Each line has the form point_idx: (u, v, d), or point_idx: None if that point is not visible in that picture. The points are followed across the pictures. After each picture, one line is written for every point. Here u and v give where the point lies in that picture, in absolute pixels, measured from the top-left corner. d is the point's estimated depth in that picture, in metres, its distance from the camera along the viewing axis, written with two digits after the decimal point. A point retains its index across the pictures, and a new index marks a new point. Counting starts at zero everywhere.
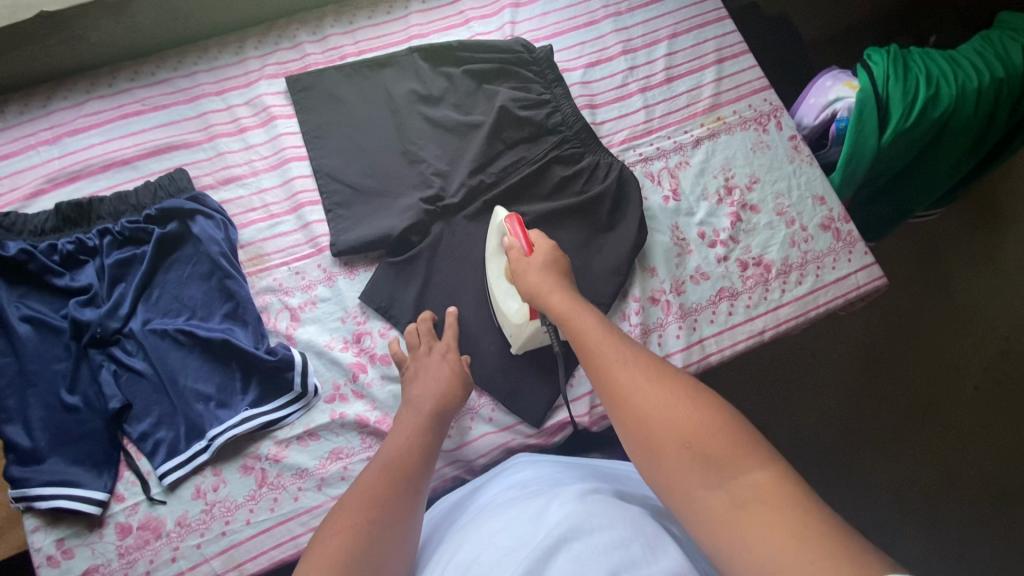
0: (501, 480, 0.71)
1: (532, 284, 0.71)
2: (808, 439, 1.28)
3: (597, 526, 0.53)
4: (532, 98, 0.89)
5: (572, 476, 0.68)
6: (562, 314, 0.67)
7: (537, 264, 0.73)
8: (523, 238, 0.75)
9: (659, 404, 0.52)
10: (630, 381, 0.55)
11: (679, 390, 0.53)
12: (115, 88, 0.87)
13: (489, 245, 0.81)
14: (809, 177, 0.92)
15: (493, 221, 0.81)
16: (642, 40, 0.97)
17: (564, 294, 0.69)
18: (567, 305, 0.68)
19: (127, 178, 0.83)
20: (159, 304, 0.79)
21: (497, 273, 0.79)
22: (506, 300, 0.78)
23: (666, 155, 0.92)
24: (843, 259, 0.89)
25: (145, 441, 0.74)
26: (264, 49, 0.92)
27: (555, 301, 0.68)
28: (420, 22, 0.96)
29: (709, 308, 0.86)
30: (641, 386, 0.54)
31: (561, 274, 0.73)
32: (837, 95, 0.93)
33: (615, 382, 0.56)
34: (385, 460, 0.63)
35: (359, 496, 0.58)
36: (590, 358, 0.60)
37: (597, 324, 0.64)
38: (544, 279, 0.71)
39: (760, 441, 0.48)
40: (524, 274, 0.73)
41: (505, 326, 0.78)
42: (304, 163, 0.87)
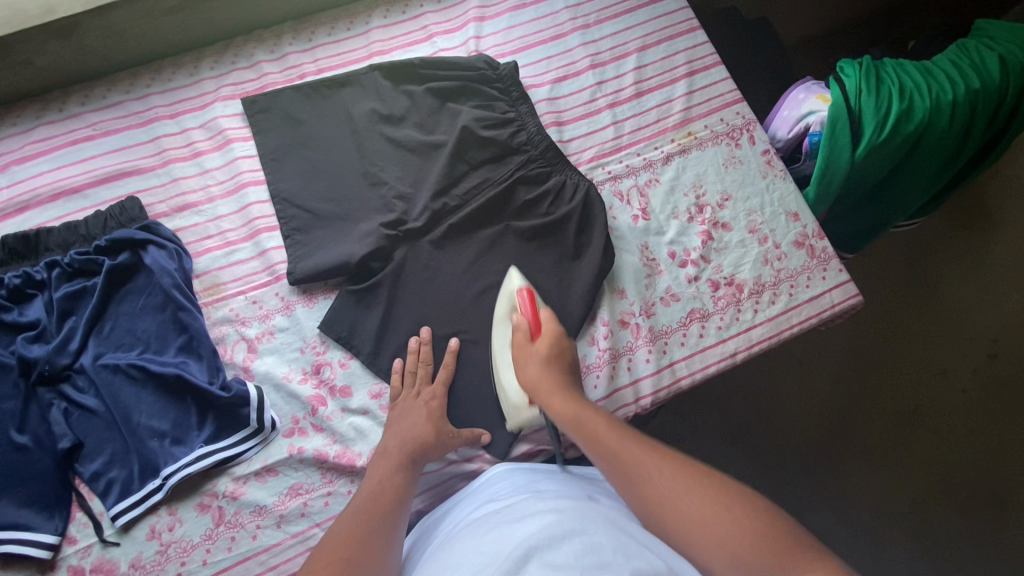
0: (476, 499, 0.68)
1: (531, 377, 0.68)
2: (791, 451, 1.27)
3: (567, 534, 0.50)
4: (496, 117, 0.87)
5: (553, 485, 0.66)
6: (569, 417, 0.63)
7: (537, 355, 0.69)
8: (532, 320, 0.71)
9: (706, 513, 0.51)
10: (667, 486, 0.54)
11: (713, 491, 0.53)
12: (65, 113, 0.85)
13: (499, 310, 0.78)
14: (781, 193, 0.90)
15: (506, 287, 0.79)
16: (611, 53, 0.95)
17: (566, 395, 0.65)
18: (571, 410, 0.64)
19: (77, 207, 0.81)
20: (111, 338, 0.76)
21: (502, 342, 0.77)
22: (505, 376, 0.75)
23: (636, 172, 0.90)
24: (818, 276, 0.87)
25: (97, 481, 0.72)
26: (220, 69, 0.89)
27: (560, 405, 0.64)
28: (382, 38, 0.93)
29: (679, 330, 0.84)
30: (681, 492, 0.53)
31: (564, 368, 0.69)
32: (810, 108, 0.90)
33: (645, 488, 0.54)
34: (363, 495, 0.63)
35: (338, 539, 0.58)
36: (617, 476, 0.57)
37: (609, 425, 0.61)
38: (545, 373, 0.68)
39: (798, 530, 0.49)
40: (524, 364, 0.70)
41: (503, 402, 0.76)
42: (261, 188, 0.84)
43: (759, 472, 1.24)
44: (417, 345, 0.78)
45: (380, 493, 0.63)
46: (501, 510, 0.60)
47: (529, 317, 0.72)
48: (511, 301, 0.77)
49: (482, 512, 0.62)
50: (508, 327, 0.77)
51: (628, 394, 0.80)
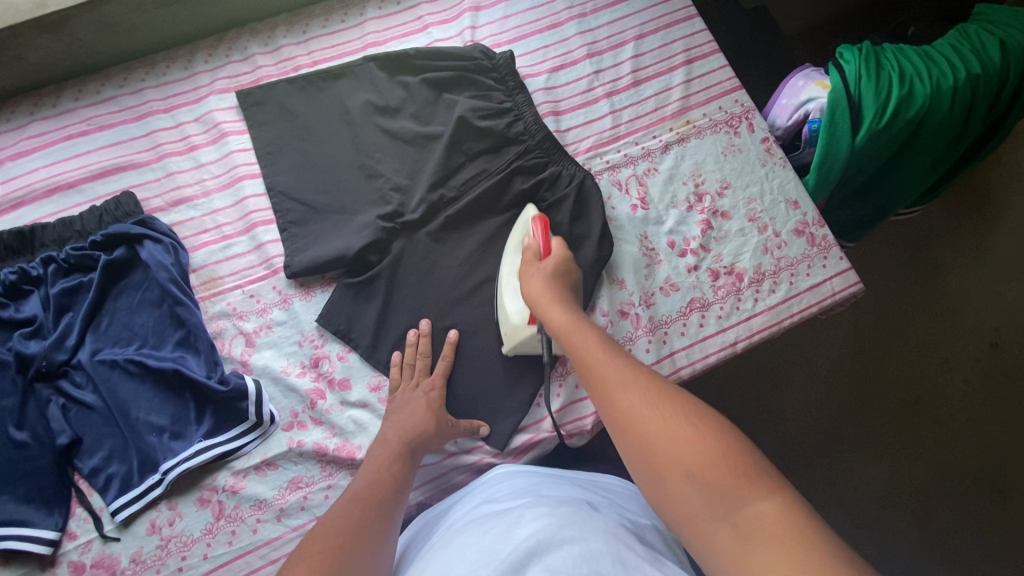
0: (474, 496, 0.69)
1: (533, 291, 0.68)
2: (793, 442, 1.27)
3: (567, 539, 0.51)
4: (493, 107, 0.86)
5: (551, 486, 0.67)
6: (562, 329, 0.63)
7: (542, 268, 0.70)
8: (541, 241, 0.73)
9: (662, 432, 0.48)
10: (629, 404, 0.51)
11: (685, 412, 0.50)
12: (59, 109, 0.84)
13: (511, 239, 0.80)
14: (781, 181, 0.89)
15: (520, 221, 0.81)
16: (608, 41, 0.94)
17: (565, 308, 0.65)
18: (567, 321, 0.63)
19: (73, 203, 0.80)
20: (108, 333, 0.76)
21: (510, 270, 0.78)
22: (510, 299, 0.76)
23: (634, 162, 0.89)
24: (818, 265, 0.86)
25: (97, 477, 0.72)
26: (214, 62, 0.89)
27: (555, 316, 0.64)
28: (376, 29, 0.92)
29: (679, 319, 0.84)
30: (640, 409, 0.51)
31: (565, 285, 0.70)
32: (810, 95, 0.89)
33: (612, 397, 0.53)
34: (358, 487, 0.63)
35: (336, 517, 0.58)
36: (589, 374, 0.56)
37: (596, 338, 0.60)
38: (546, 287, 0.68)
39: (769, 467, 0.46)
40: (528, 279, 0.71)
41: (503, 323, 0.77)
42: (257, 182, 0.84)
43: None
44: (416, 336, 0.78)
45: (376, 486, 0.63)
46: (500, 510, 0.61)
47: (540, 240, 0.74)
48: (525, 228, 0.78)
49: (480, 510, 0.63)
50: (519, 255, 0.78)
51: None
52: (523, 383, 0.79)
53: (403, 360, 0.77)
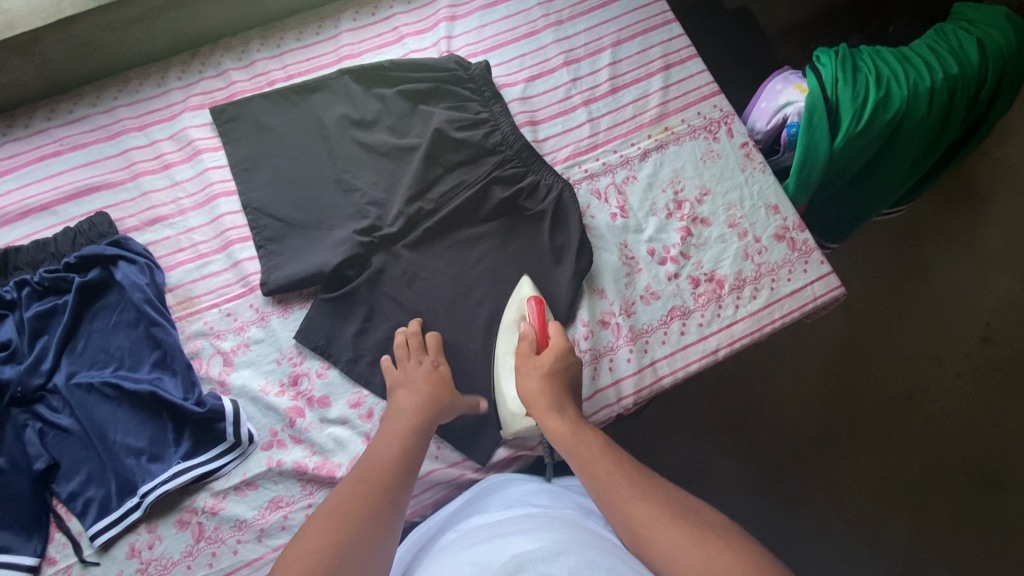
0: (465, 514, 0.68)
1: (531, 390, 0.69)
2: (783, 444, 1.27)
3: (561, 549, 0.50)
4: (469, 119, 0.86)
5: (555, 501, 0.66)
6: (565, 439, 0.64)
7: (540, 368, 0.71)
8: (539, 332, 0.74)
9: (683, 544, 0.50)
10: (646, 512, 0.54)
11: (697, 523, 0.53)
12: (32, 130, 0.84)
13: (504, 317, 0.79)
14: (761, 186, 0.89)
15: (514, 295, 0.80)
16: (585, 49, 0.93)
17: (563, 413, 0.67)
18: (567, 428, 0.65)
19: (47, 224, 0.80)
20: (84, 356, 0.76)
21: (506, 348, 0.77)
22: (508, 384, 0.75)
23: (613, 170, 0.89)
24: (799, 270, 0.86)
25: (75, 501, 0.71)
26: (188, 79, 0.88)
27: (554, 425, 0.66)
28: (351, 41, 0.91)
29: (660, 328, 0.83)
30: (654, 519, 0.53)
31: (565, 385, 0.70)
32: (787, 99, 0.89)
33: (630, 514, 0.55)
34: (352, 481, 0.60)
35: (335, 506, 0.57)
36: (600, 485, 0.59)
37: (603, 450, 0.63)
38: (544, 387, 0.69)
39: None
40: (526, 376, 0.71)
41: (499, 406, 0.77)
42: (232, 199, 0.83)
43: (752, 464, 1.24)
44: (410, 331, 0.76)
45: (371, 484, 0.60)
46: (493, 524, 0.60)
47: (537, 328, 0.75)
48: (519, 309, 0.78)
49: (472, 524, 0.62)
50: (512, 334, 0.78)
51: (610, 395, 0.80)
52: (504, 395, 0.79)
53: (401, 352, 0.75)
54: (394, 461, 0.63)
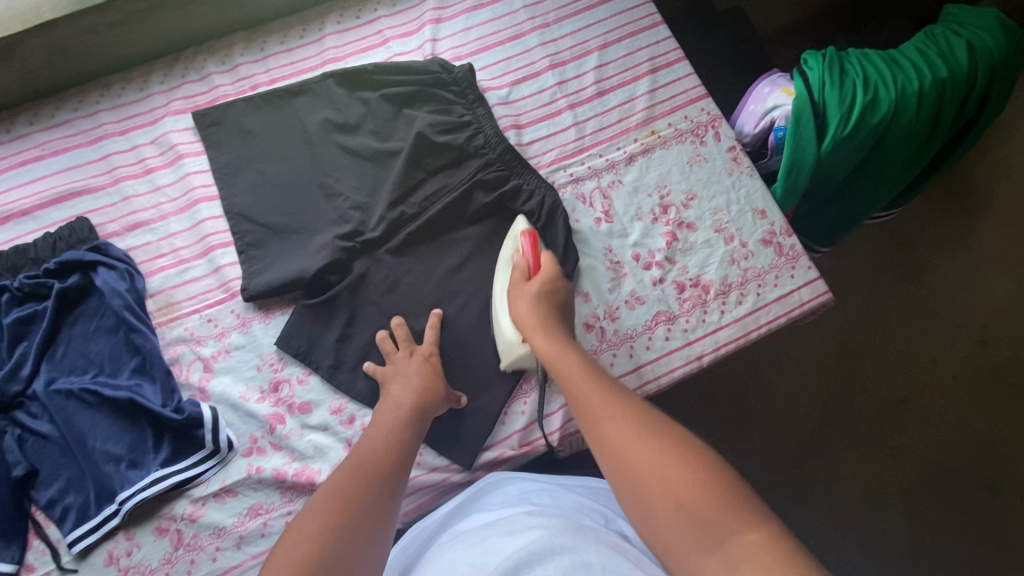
0: (465, 510, 0.69)
1: (520, 313, 0.69)
2: (775, 448, 1.25)
3: (558, 549, 0.50)
4: (452, 122, 0.85)
5: (558, 495, 0.67)
6: (549, 358, 0.63)
7: (529, 290, 0.71)
8: (531, 260, 0.73)
9: (651, 464, 0.49)
10: (619, 430, 0.53)
11: (668, 442, 0.51)
12: (14, 134, 0.83)
13: (500, 254, 0.80)
14: (748, 190, 0.88)
15: (510, 233, 0.80)
16: (571, 52, 0.93)
17: (550, 334, 0.66)
18: (551, 347, 0.64)
19: (28, 229, 0.80)
20: (64, 362, 0.75)
21: (501, 286, 0.77)
22: (504, 313, 0.76)
23: (598, 174, 0.88)
24: (786, 275, 0.85)
25: (53, 508, 0.71)
26: (170, 83, 0.88)
27: (540, 343, 0.65)
28: (335, 44, 0.91)
29: (645, 333, 0.83)
30: (627, 439, 0.52)
31: (552, 308, 0.70)
32: (775, 102, 0.88)
33: (605, 440, 0.53)
34: (346, 469, 0.60)
35: (329, 496, 0.57)
36: (577, 400, 0.58)
37: (584, 367, 0.61)
38: (531, 310, 0.69)
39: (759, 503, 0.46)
40: (516, 300, 0.71)
41: (498, 339, 0.77)
42: (214, 204, 0.83)
43: (744, 467, 1.23)
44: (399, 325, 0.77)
45: (366, 475, 0.59)
46: (492, 520, 0.61)
47: (529, 258, 0.74)
48: (514, 244, 0.78)
49: (472, 521, 0.63)
50: (507, 271, 0.78)
51: None
52: (487, 402, 0.78)
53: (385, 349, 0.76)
54: (389, 452, 0.62)
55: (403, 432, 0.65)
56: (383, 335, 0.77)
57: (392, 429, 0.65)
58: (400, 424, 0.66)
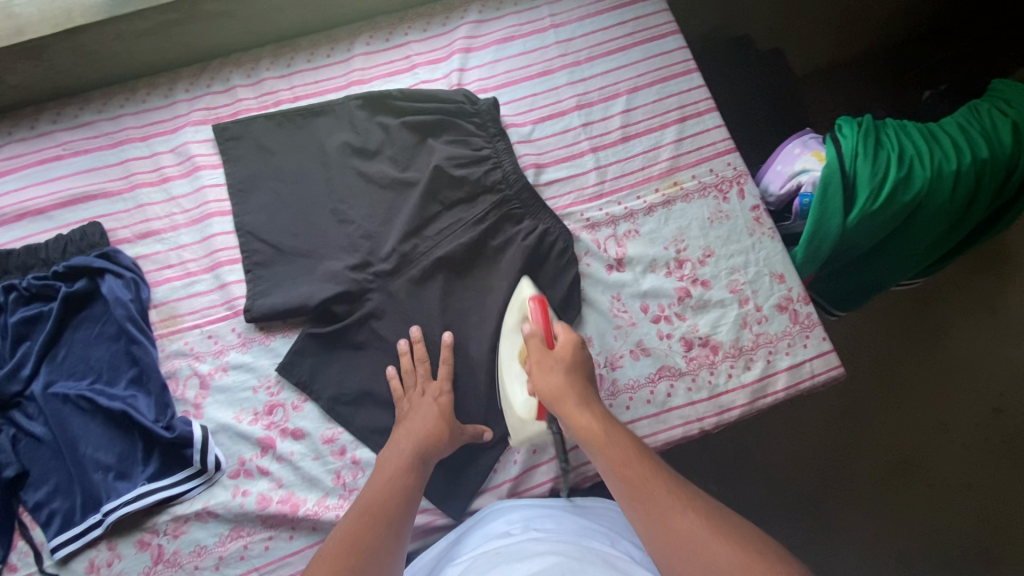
0: (467, 547, 0.66)
1: (552, 387, 0.67)
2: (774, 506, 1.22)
3: (568, 573, 0.49)
4: (470, 156, 0.84)
5: (572, 521, 0.66)
6: (597, 437, 0.62)
7: (558, 364, 0.68)
8: (546, 329, 0.71)
9: (732, 564, 0.49)
10: (690, 527, 0.53)
11: (740, 541, 0.51)
12: (37, 131, 0.84)
13: (508, 319, 0.77)
14: (767, 253, 0.85)
15: (515, 298, 0.77)
16: (600, 93, 0.91)
17: (594, 410, 0.65)
18: (598, 427, 0.63)
19: (41, 228, 0.80)
20: (64, 365, 0.76)
21: (510, 354, 0.76)
22: (516, 389, 0.74)
23: (615, 222, 0.86)
24: (799, 344, 0.83)
25: (39, 511, 0.72)
26: (195, 92, 0.88)
27: (585, 421, 0.64)
28: (363, 66, 0.90)
29: (646, 387, 0.80)
30: (698, 535, 0.52)
31: (584, 380, 0.68)
32: (804, 166, 0.85)
33: (674, 535, 0.53)
34: (339, 538, 0.58)
35: (341, 541, 0.57)
36: (637, 491, 0.57)
37: (639, 455, 0.61)
38: (568, 382, 0.67)
39: None
40: (544, 371, 0.68)
41: (506, 412, 0.75)
42: (226, 219, 0.83)
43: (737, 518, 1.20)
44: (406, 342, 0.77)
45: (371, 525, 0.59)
46: (496, 551, 0.59)
47: (542, 328, 0.71)
48: (522, 309, 0.75)
49: (476, 555, 0.61)
50: (517, 337, 0.76)
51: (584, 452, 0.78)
52: (480, 448, 0.77)
53: (394, 371, 0.76)
54: (391, 506, 0.62)
55: (409, 478, 0.65)
56: (393, 374, 0.75)
57: (396, 473, 0.65)
58: (402, 470, 0.65)
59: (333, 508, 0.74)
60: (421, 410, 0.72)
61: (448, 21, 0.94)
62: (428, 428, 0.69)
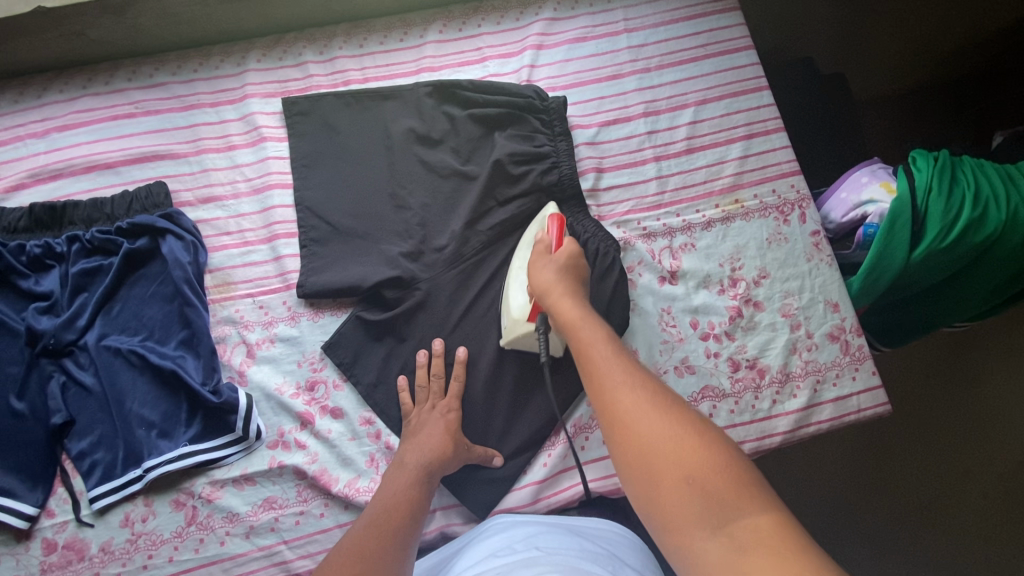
0: (466, 558, 0.63)
1: (543, 281, 0.65)
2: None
3: None
4: (531, 153, 0.83)
5: (575, 541, 0.62)
6: (570, 323, 0.60)
7: (553, 260, 0.68)
8: (554, 236, 0.72)
9: (666, 439, 0.47)
10: (634, 402, 0.50)
11: (681, 419, 0.48)
12: (110, 87, 0.85)
13: (527, 233, 0.79)
14: (824, 280, 0.84)
15: (537, 220, 0.79)
16: (668, 102, 0.90)
17: (574, 302, 0.62)
18: (575, 314, 0.60)
19: (107, 183, 0.81)
20: (118, 320, 0.77)
21: (520, 263, 0.76)
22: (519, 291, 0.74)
23: (672, 233, 0.85)
24: (848, 376, 0.81)
25: (82, 460, 0.73)
26: (266, 63, 0.88)
27: (565, 309, 0.61)
28: (434, 53, 0.90)
29: (688, 405, 0.79)
30: (641, 415, 0.49)
31: (576, 280, 0.67)
32: (871, 196, 0.83)
33: (618, 411, 0.50)
34: (346, 552, 0.58)
35: (342, 556, 0.58)
36: (589, 367, 0.54)
37: (602, 335, 0.57)
38: (556, 277, 0.66)
39: (770, 494, 0.45)
40: (538, 268, 0.68)
41: (505, 315, 0.75)
42: (286, 192, 0.83)
43: None
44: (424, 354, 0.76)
45: (375, 536, 0.60)
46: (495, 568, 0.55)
47: (553, 237, 0.72)
48: (541, 225, 0.77)
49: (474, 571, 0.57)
50: (529, 249, 0.77)
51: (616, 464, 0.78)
52: (515, 447, 0.77)
53: (433, 369, 0.76)
54: (400, 523, 0.62)
55: (417, 494, 0.65)
56: (403, 386, 0.75)
57: (405, 488, 0.65)
58: (409, 485, 0.66)
59: (364, 491, 0.73)
60: (429, 425, 0.72)
61: (522, 16, 0.93)
62: (436, 444, 0.69)
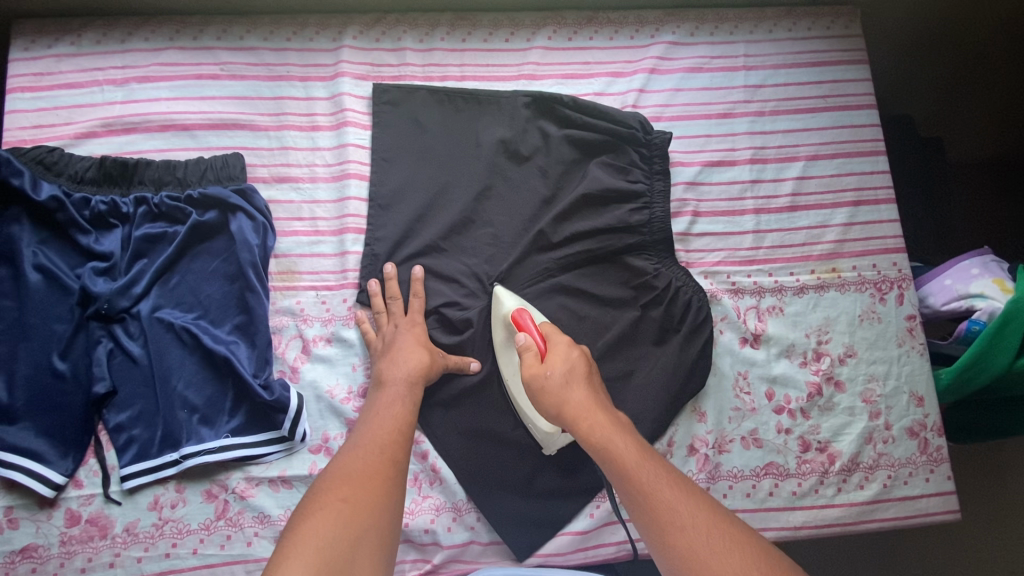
0: None
1: (557, 405, 0.58)
2: None
3: None
4: (624, 188, 0.78)
5: None
6: (593, 438, 0.56)
7: (555, 376, 0.60)
8: (538, 339, 0.64)
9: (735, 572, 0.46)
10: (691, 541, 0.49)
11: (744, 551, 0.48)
12: (197, 43, 0.80)
13: (495, 338, 0.73)
14: (912, 369, 0.79)
15: (495, 312, 0.73)
16: (777, 152, 0.84)
17: (597, 402, 0.58)
18: (603, 424, 0.57)
19: (182, 145, 0.77)
20: (174, 293, 0.73)
21: (512, 371, 0.72)
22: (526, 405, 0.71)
23: (761, 293, 0.80)
24: (920, 476, 0.76)
25: (118, 435, 0.69)
26: (363, 42, 0.83)
27: (589, 417, 0.57)
28: (539, 60, 0.84)
29: (750, 478, 0.75)
30: (707, 549, 0.48)
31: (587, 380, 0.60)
32: (982, 291, 0.77)
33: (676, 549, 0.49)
34: (336, 476, 0.55)
35: (334, 478, 0.54)
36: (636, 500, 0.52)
37: (639, 455, 0.55)
38: (569, 378, 0.60)
39: None
40: (539, 388, 0.60)
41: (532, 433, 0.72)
42: (364, 184, 0.79)
43: None
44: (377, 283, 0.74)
45: (368, 457, 0.57)
46: None
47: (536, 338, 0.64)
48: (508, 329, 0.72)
49: None
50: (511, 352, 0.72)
51: None
52: (564, 492, 0.73)
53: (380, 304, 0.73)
54: (388, 437, 0.60)
55: (402, 409, 0.64)
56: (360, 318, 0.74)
57: (391, 403, 0.64)
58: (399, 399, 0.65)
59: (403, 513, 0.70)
60: (403, 341, 0.70)
61: (637, 34, 0.87)
62: (414, 354, 0.68)
